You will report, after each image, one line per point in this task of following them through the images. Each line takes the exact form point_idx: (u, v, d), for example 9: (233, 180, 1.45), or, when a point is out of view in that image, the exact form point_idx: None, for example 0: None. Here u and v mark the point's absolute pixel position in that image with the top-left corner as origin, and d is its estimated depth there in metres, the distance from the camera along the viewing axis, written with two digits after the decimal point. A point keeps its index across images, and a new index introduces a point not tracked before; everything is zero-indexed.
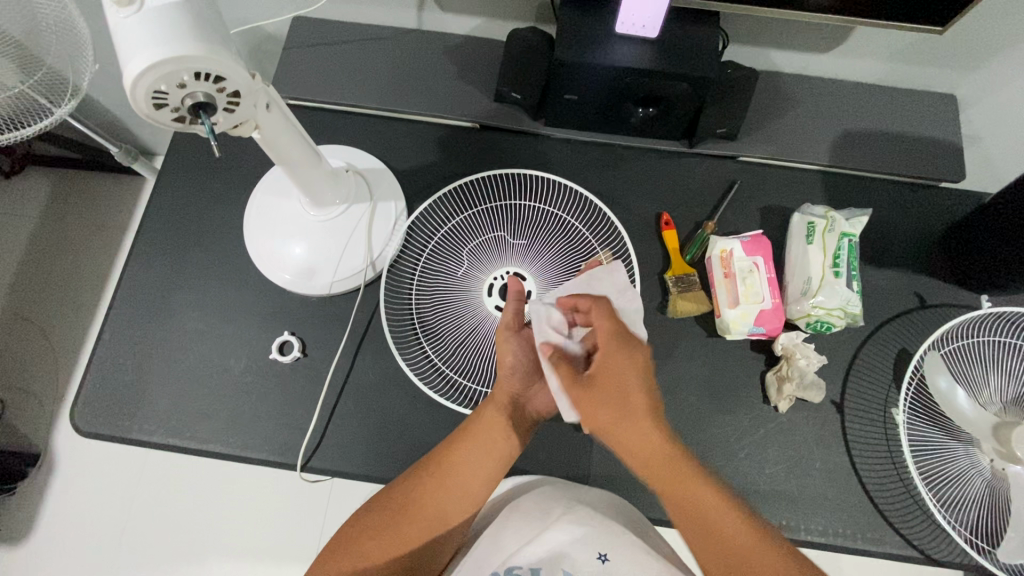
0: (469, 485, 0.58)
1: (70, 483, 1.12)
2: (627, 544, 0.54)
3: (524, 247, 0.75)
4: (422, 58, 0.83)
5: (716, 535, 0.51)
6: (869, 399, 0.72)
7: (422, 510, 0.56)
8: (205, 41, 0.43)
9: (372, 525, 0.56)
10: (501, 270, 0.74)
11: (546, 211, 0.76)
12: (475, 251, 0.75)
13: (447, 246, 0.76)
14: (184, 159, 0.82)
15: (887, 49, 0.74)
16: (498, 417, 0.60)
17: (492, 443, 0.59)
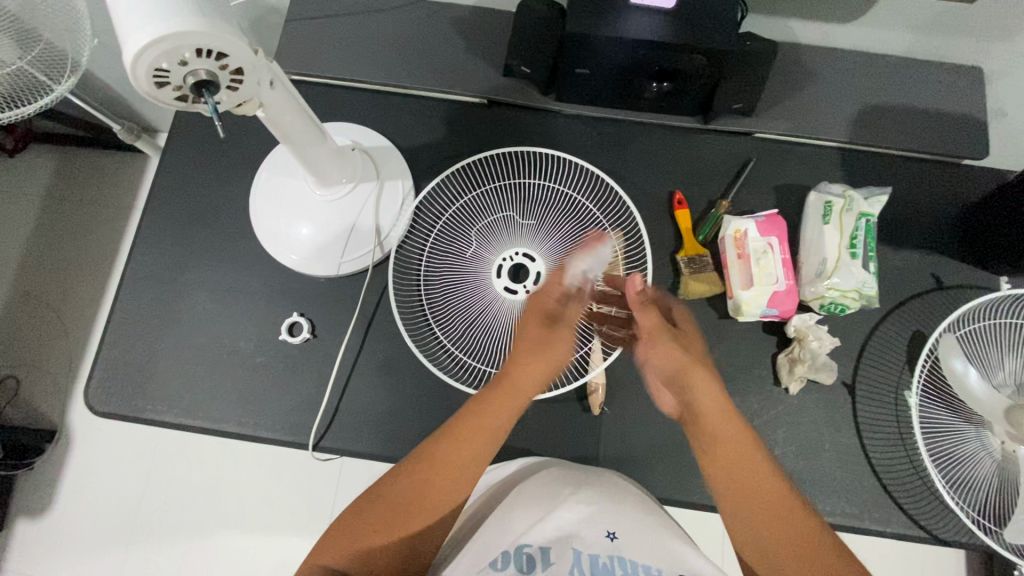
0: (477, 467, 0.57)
1: (87, 458, 1.14)
2: (631, 526, 0.53)
3: (535, 228, 0.74)
4: (428, 31, 0.80)
5: (749, 483, 0.54)
6: (881, 381, 0.71)
7: (430, 494, 0.55)
8: (205, 15, 0.41)
9: (381, 507, 0.54)
10: (510, 250, 0.73)
11: (556, 190, 0.75)
12: (485, 232, 0.74)
13: (455, 226, 0.75)
14: (188, 136, 0.81)
15: (914, 20, 0.71)
16: (512, 405, 0.59)
17: (502, 420, 0.58)
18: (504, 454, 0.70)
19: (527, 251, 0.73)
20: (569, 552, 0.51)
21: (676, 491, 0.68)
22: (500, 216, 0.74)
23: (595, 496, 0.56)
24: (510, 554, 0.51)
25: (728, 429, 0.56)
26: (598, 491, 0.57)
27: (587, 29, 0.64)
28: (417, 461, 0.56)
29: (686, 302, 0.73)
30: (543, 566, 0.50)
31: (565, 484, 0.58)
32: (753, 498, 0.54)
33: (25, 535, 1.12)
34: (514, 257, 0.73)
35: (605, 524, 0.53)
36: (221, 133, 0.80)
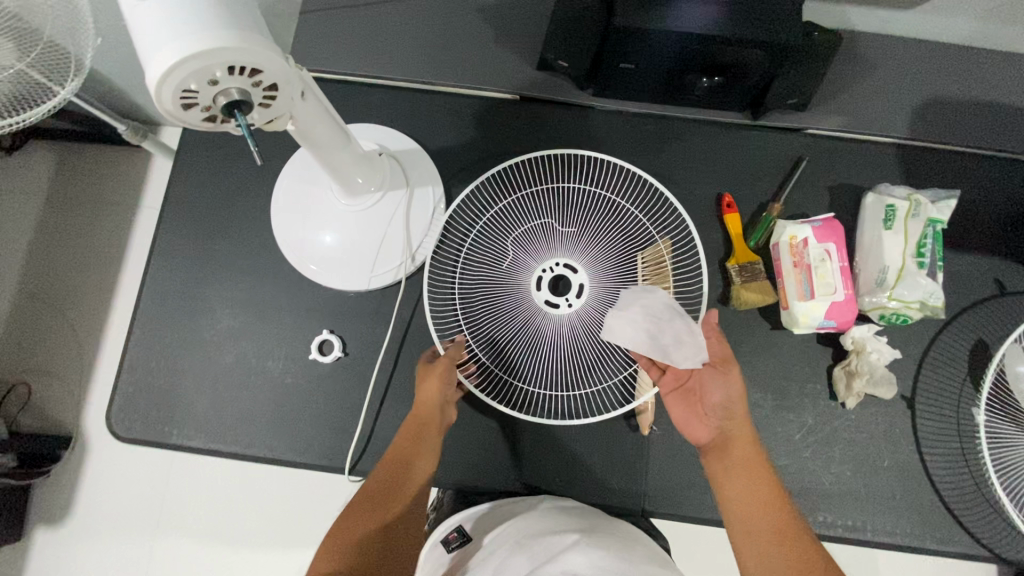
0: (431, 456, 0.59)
1: (106, 466, 1.12)
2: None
3: (577, 236, 0.67)
4: (456, 23, 0.74)
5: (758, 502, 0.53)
6: (941, 394, 0.68)
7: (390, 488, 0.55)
8: (239, 28, 0.36)
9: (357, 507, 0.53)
10: (551, 260, 0.66)
11: (597, 195, 0.70)
12: (522, 240, 0.68)
13: (491, 234, 0.70)
14: (202, 141, 0.76)
15: (986, 5, 0.65)
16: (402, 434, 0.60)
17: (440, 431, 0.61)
18: (548, 476, 0.67)
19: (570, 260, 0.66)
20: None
21: None
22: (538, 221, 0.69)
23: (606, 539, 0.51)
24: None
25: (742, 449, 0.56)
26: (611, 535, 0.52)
27: (639, 22, 0.59)
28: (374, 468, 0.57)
29: (735, 313, 0.70)
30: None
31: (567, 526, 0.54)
32: (760, 522, 0.52)
33: (46, 545, 1.10)
34: (555, 268, 0.65)
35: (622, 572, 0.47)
36: (259, 162, 0.75)
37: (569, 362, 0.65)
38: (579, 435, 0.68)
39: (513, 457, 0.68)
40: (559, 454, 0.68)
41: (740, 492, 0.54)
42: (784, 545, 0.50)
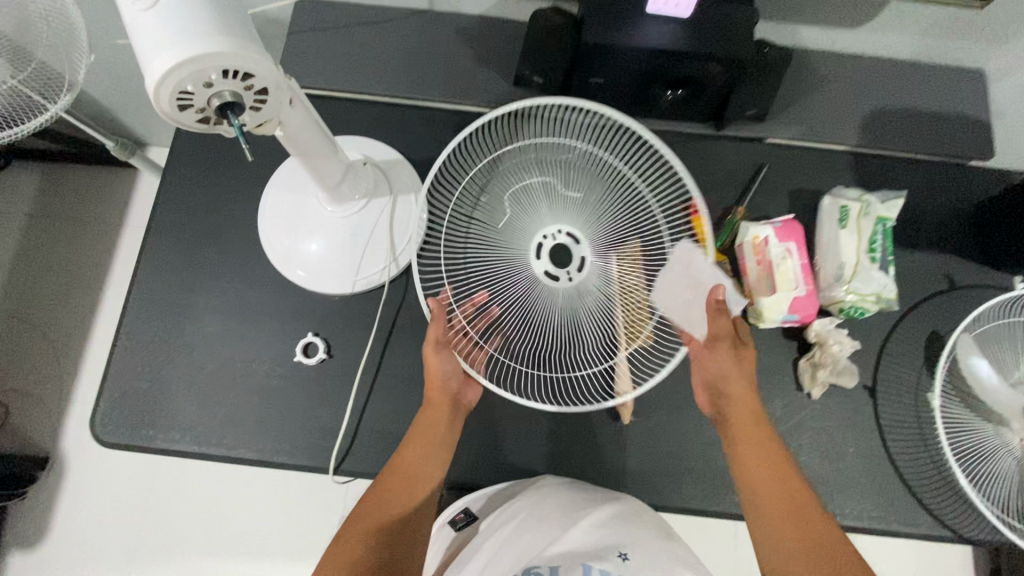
0: (435, 464, 0.61)
1: (84, 486, 1.10)
2: (639, 546, 0.54)
3: (577, 202, 0.70)
4: (435, 41, 0.78)
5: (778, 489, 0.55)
6: (901, 383, 0.72)
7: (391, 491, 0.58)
8: (231, 35, 0.40)
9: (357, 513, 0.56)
10: (552, 228, 0.69)
11: (599, 159, 0.69)
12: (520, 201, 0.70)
13: (490, 194, 0.71)
14: (190, 154, 0.78)
15: (924, 24, 0.71)
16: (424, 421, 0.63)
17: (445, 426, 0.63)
18: (530, 470, 0.70)
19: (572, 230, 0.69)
20: (581, 569, 0.51)
21: (704, 501, 0.68)
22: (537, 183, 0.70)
23: (601, 515, 0.57)
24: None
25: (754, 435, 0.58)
26: (607, 509, 0.59)
27: (604, 39, 0.64)
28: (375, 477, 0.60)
29: None
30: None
31: (575, 505, 0.60)
32: (777, 507, 0.54)
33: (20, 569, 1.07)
34: (556, 238, 0.69)
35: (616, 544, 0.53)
36: (250, 159, 0.78)
37: (566, 336, 0.68)
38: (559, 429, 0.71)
39: (495, 453, 0.70)
40: (540, 448, 0.70)
41: (758, 481, 0.56)
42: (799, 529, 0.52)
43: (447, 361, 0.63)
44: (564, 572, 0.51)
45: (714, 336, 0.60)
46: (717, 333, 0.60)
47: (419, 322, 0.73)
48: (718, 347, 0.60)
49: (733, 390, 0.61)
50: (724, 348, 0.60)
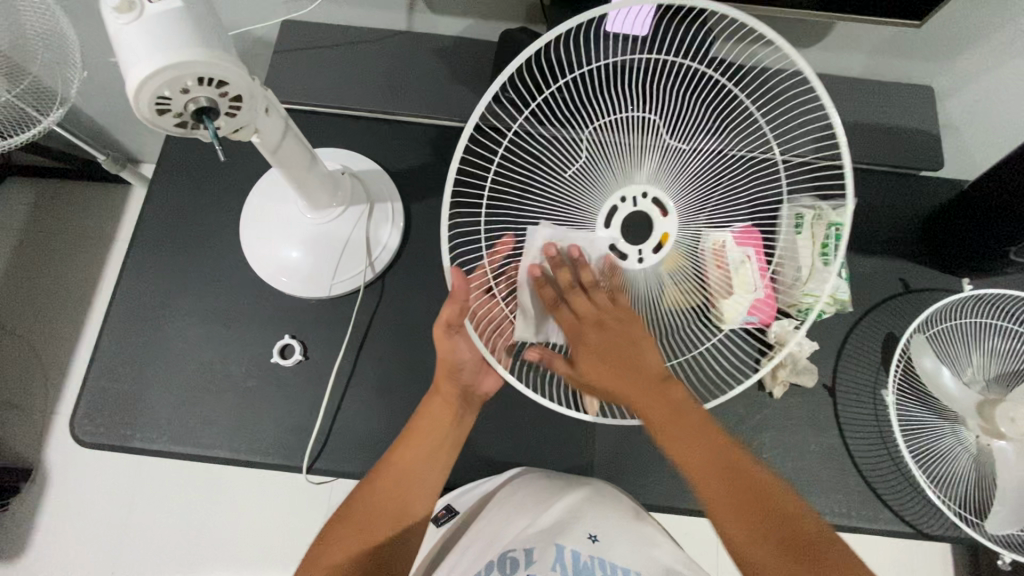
0: (432, 481, 0.61)
1: (65, 497, 1.09)
2: (609, 529, 0.55)
3: (682, 156, 0.61)
4: (412, 57, 0.81)
5: (722, 467, 0.50)
6: (860, 382, 0.74)
7: (381, 508, 0.58)
8: (206, 45, 0.43)
9: (344, 518, 0.57)
10: (638, 190, 0.61)
11: (692, 112, 0.62)
12: (603, 152, 0.61)
13: (569, 147, 0.64)
14: (178, 166, 0.82)
15: (869, 42, 0.75)
16: (429, 415, 0.63)
17: (444, 427, 0.63)
18: (499, 467, 0.72)
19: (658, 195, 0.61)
20: (552, 549, 0.53)
21: (670, 496, 0.70)
22: (643, 128, 0.60)
23: (575, 501, 0.59)
24: (498, 561, 0.55)
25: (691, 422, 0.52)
26: (581, 496, 0.60)
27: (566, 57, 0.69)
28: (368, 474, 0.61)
29: None
30: (527, 565, 0.52)
31: (549, 491, 0.62)
32: (729, 487, 0.49)
33: None
34: (637, 201, 0.61)
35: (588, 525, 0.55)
36: (224, 157, 0.82)
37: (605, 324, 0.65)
38: (529, 426, 0.73)
39: (466, 451, 0.72)
40: (511, 446, 0.73)
41: (701, 465, 0.50)
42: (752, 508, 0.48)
43: (464, 347, 0.63)
44: (539, 553, 0.53)
45: (598, 320, 0.57)
46: (598, 318, 0.57)
47: (394, 324, 0.76)
48: (587, 336, 0.57)
49: (613, 379, 0.56)
50: (603, 333, 0.57)
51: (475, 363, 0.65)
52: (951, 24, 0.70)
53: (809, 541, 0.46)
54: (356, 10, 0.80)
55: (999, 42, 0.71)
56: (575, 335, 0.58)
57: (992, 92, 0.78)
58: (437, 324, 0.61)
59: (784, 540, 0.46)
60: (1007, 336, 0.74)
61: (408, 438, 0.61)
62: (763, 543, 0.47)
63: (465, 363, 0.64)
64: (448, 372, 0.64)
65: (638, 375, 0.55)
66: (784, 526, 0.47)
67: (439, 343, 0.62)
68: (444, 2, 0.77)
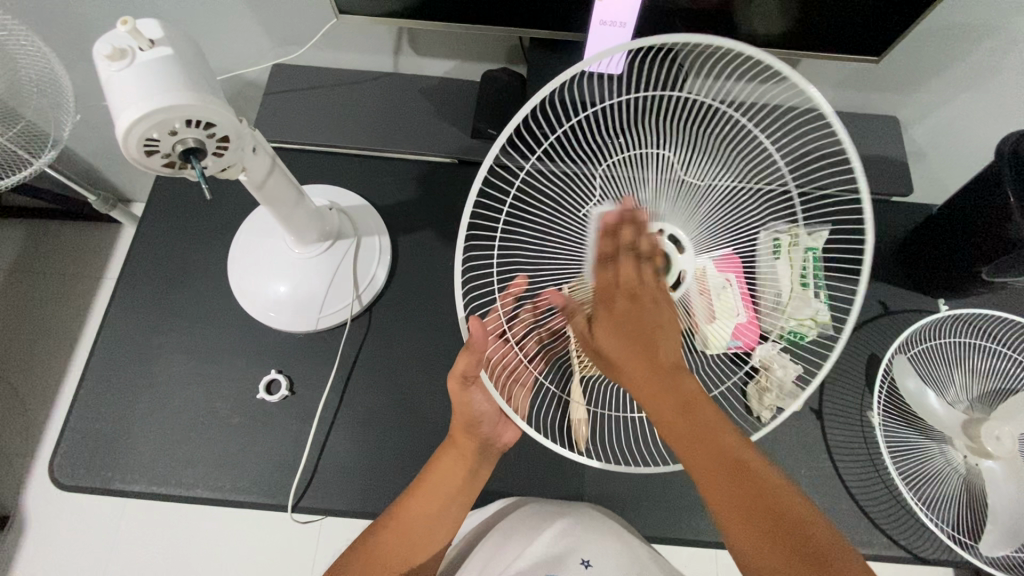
0: (445, 530, 0.58)
1: (40, 544, 1.05)
2: (606, 554, 0.54)
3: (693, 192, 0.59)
4: (399, 97, 0.84)
5: (733, 460, 0.45)
6: (846, 405, 0.75)
7: (390, 558, 0.54)
8: (194, 90, 0.44)
9: (342, 566, 0.54)
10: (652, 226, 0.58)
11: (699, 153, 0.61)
12: (615, 191, 0.59)
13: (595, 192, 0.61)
14: (168, 205, 0.83)
15: (835, 76, 0.79)
16: (452, 463, 0.61)
17: (461, 475, 0.61)
18: (489, 500, 0.71)
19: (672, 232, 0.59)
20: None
21: (661, 526, 0.70)
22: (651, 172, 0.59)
23: (565, 528, 0.57)
24: None
25: (691, 393, 0.48)
26: (569, 520, 0.59)
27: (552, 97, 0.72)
28: (370, 524, 0.58)
29: None
30: None
31: (542, 518, 0.60)
32: (743, 483, 0.44)
33: None
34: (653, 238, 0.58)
35: (580, 552, 0.54)
36: (207, 195, 0.83)
37: None
38: (516, 457, 0.72)
39: None
40: (500, 481, 0.71)
41: (705, 456, 0.45)
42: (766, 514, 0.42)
43: (479, 398, 0.61)
44: None
45: (633, 293, 0.51)
46: (634, 289, 0.51)
47: (380, 357, 0.76)
48: (619, 306, 0.51)
49: (623, 351, 0.50)
50: (636, 306, 0.51)
51: (492, 415, 0.63)
52: (910, 58, 0.74)
53: (798, 537, 0.41)
54: (343, 53, 0.83)
55: (956, 75, 0.75)
56: (605, 306, 0.52)
57: (953, 121, 0.82)
58: (451, 376, 0.59)
59: (774, 532, 0.42)
60: (986, 354, 0.76)
61: (419, 490, 0.59)
62: (757, 541, 0.42)
63: (483, 416, 0.62)
64: (465, 425, 0.62)
65: (654, 356, 0.49)
66: (785, 530, 0.42)
67: (454, 394, 0.60)
68: (429, 44, 0.80)
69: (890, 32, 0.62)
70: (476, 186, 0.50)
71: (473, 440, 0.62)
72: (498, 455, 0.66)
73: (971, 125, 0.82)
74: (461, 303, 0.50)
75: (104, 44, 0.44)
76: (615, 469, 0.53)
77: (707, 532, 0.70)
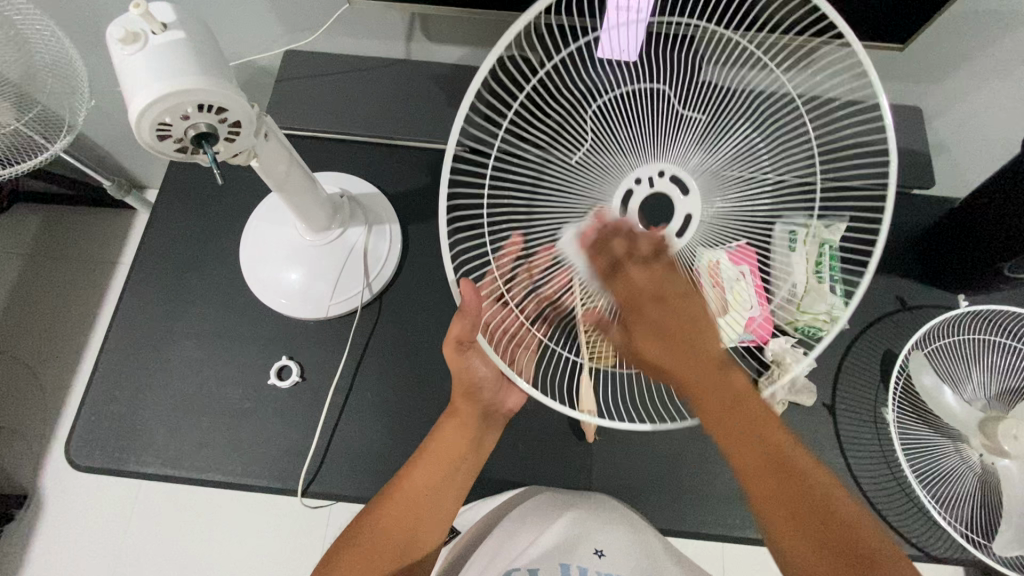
0: (449, 506, 0.59)
1: (57, 523, 1.08)
2: (618, 544, 0.54)
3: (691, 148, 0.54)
4: (409, 83, 0.83)
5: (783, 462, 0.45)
6: (859, 400, 0.74)
7: (396, 522, 0.55)
8: (206, 74, 0.44)
9: (350, 536, 0.55)
10: (654, 169, 0.54)
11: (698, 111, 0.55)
12: (612, 135, 0.54)
13: (598, 144, 0.55)
14: (181, 191, 0.84)
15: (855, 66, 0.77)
16: (456, 427, 0.61)
17: (462, 443, 0.61)
18: (495, 487, 0.71)
19: (677, 174, 0.54)
20: (558, 568, 0.52)
21: (670, 518, 0.70)
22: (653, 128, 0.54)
23: (577, 516, 0.57)
24: None
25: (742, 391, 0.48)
26: (581, 511, 0.58)
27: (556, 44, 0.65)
28: (377, 493, 0.58)
29: None
30: None
31: (552, 505, 0.60)
32: (796, 482, 0.45)
33: None
34: (654, 181, 0.53)
35: (594, 541, 0.54)
36: (219, 181, 0.84)
37: None
38: (524, 446, 0.73)
39: None
40: (510, 468, 0.72)
41: (760, 457, 0.46)
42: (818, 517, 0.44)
43: (477, 363, 0.62)
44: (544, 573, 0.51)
45: (649, 299, 0.50)
46: (658, 294, 0.49)
47: (389, 345, 0.76)
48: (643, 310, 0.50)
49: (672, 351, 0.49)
50: (654, 314, 0.50)
51: (493, 380, 0.63)
52: (936, 46, 0.71)
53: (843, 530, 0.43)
54: (354, 38, 0.82)
55: (983, 64, 0.72)
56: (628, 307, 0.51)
57: (977, 113, 0.80)
58: (446, 342, 0.59)
59: (823, 520, 0.44)
60: (1006, 352, 0.74)
61: (424, 456, 0.59)
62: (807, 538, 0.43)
63: (483, 381, 0.62)
64: (465, 392, 0.62)
65: (694, 361, 0.49)
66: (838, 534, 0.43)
67: (452, 362, 0.61)
68: (442, 30, 0.79)
69: (916, 19, 0.60)
70: (457, 124, 0.47)
71: (474, 408, 0.63)
72: (505, 418, 0.67)
73: (1000, 116, 0.79)
74: (450, 266, 0.49)
75: (118, 28, 0.44)
76: (659, 428, 0.50)
77: (714, 525, 0.70)
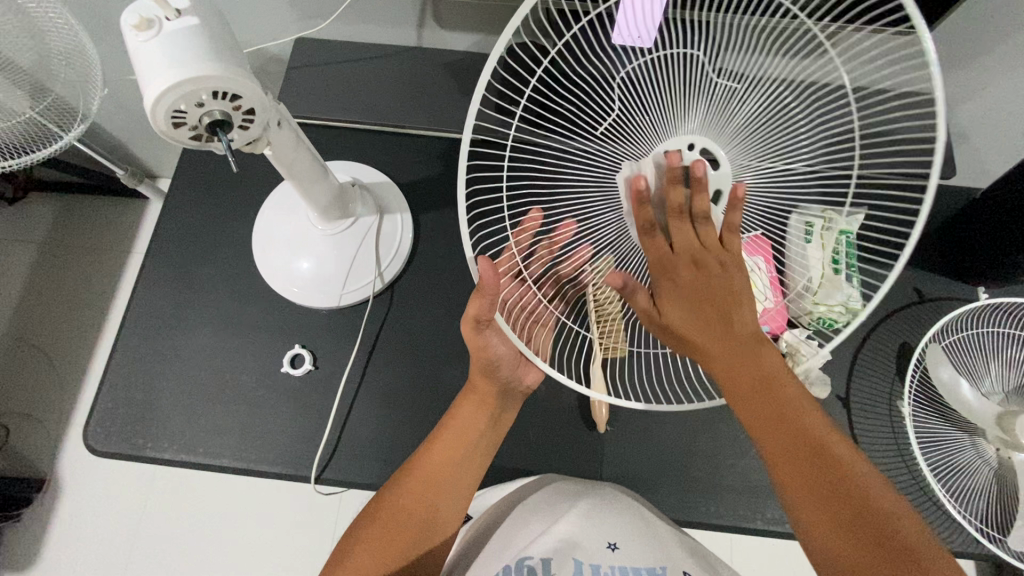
0: (464, 494, 0.58)
1: (75, 507, 1.10)
2: (629, 534, 0.55)
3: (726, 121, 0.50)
4: (421, 71, 0.82)
5: (803, 438, 0.45)
6: (874, 394, 0.73)
7: (412, 506, 0.55)
8: (221, 61, 0.44)
9: (364, 522, 0.54)
10: (685, 141, 0.50)
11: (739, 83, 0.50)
12: (641, 108, 0.50)
13: (623, 116, 0.51)
14: (194, 180, 0.84)
15: None
16: (473, 412, 0.61)
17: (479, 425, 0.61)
18: (506, 476, 0.71)
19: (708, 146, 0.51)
20: (571, 564, 0.52)
21: (679, 507, 0.70)
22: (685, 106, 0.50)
23: (590, 506, 0.57)
24: (513, 566, 0.52)
25: (773, 360, 0.48)
26: (592, 502, 0.58)
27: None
28: (391, 479, 0.58)
29: None
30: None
31: (563, 496, 0.60)
32: (819, 459, 0.44)
33: None
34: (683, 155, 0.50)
35: (606, 535, 0.54)
36: (235, 168, 0.84)
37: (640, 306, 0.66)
38: (535, 435, 0.73)
39: None
40: (521, 457, 0.72)
41: (780, 439, 0.45)
42: (839, 497, 0.43)
43: (496, 341, 0.59)
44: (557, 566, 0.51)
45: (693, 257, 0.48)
46: (693, 252, 0.48)
47: (400, 334, 0.76)
48: (680, 271, 0.48)
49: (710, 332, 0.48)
50: (697, 273, 0.48)
51: (511, 357, 0.61)
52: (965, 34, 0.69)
53: (863, 501, 0.43)
54: (366, 26, 0.81)
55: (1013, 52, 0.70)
56: (663, 276, 0.49)
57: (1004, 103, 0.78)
58: (464, 320, 0.57)
59: (845, 503, 0.43)
60: None
61: (440, 438, 0.59)
62: (828, 516, 0.43)
63: (501, 359, 0.60)
64: (483, 372, 0.61)
65: (736, 334, 0.48)
66: (871, 517, 0.42)
67: (468, 339, 0.58)
68: (454, 18, 0.78)
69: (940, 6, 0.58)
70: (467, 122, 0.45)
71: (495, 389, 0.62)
72: (521, 396, 0.66)
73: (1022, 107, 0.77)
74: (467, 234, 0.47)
75: (133, 14, 0.44)
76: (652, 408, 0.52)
77: (724, 516, 0.70)
